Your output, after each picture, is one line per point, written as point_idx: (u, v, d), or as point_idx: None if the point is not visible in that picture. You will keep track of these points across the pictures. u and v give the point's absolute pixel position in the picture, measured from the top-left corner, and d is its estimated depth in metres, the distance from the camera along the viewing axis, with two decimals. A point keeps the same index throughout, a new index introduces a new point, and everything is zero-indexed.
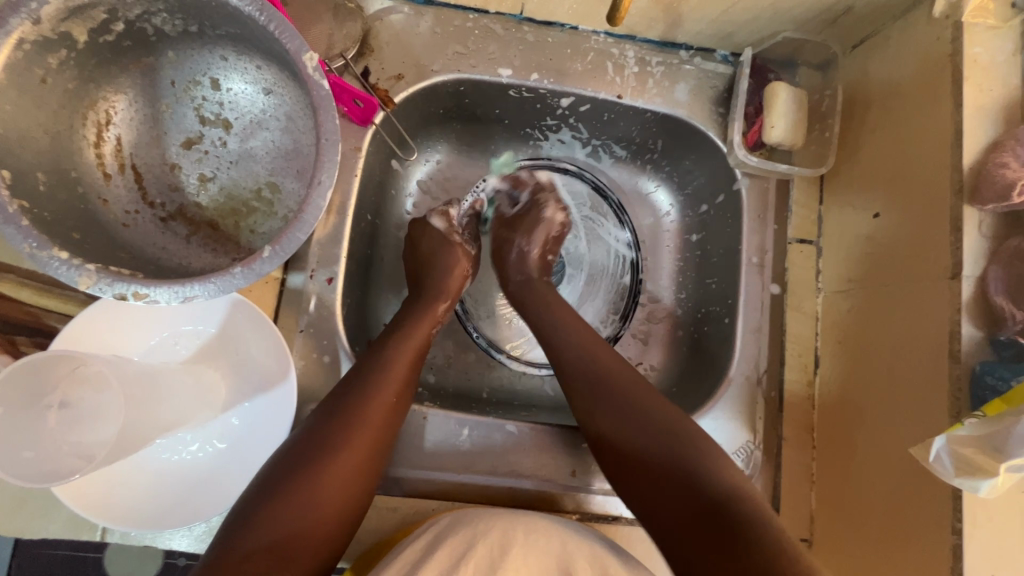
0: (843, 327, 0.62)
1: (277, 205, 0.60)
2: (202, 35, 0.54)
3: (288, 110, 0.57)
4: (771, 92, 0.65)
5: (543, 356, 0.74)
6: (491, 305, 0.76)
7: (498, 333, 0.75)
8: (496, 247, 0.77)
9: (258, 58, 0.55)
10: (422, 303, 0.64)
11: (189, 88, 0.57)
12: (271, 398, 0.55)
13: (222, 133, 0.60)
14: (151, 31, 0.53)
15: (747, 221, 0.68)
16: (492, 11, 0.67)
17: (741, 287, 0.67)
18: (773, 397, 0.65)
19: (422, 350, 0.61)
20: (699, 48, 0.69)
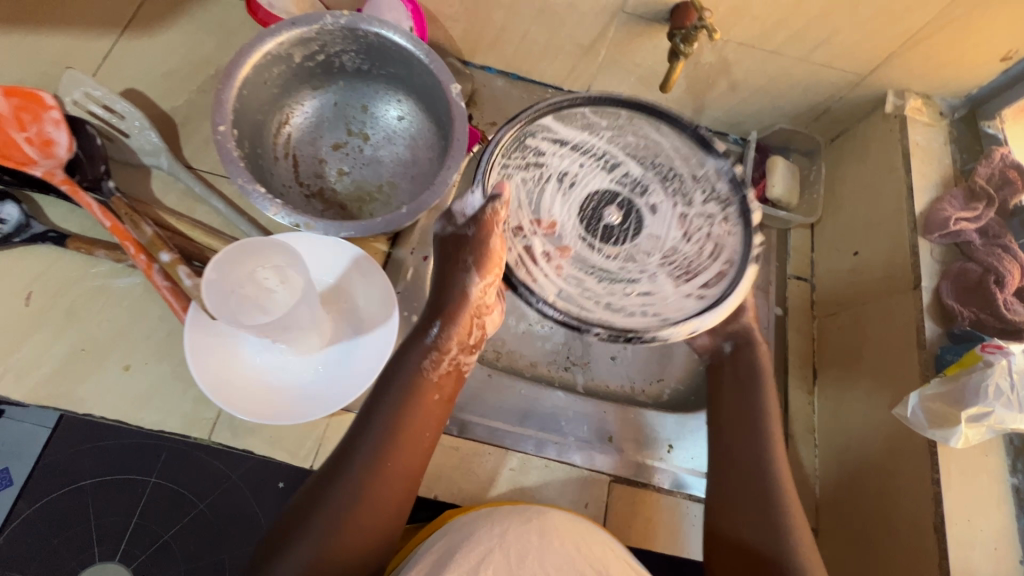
0: (834, 343, 0.76)
1: (393, 199, 0.77)
2: (369, 73, 0.75)
3: (417, 133, 0.78)
4: (772, 162, 0.86)
5: (694, 301, 0.64)
6: (597, 289, 0.64)
7: (619, 316, 0.63)
8: (547, 230, 0.66)
9: (406, 91, 0.76)
10: (424, 343, 0.63)
11: (345, 108, 0.78)
12: (370, 336, 0.67)
13: (361, 143, 0.78)
14: (337, 64, 0.74)
15: (754, 258, 0.85)
16: (565, 88, 0.90)
17: (751, 308, 0.82)
18: (779, 399, 0.77)
19: (443, 385, 0.63)
20: (717, 131, 0.92)
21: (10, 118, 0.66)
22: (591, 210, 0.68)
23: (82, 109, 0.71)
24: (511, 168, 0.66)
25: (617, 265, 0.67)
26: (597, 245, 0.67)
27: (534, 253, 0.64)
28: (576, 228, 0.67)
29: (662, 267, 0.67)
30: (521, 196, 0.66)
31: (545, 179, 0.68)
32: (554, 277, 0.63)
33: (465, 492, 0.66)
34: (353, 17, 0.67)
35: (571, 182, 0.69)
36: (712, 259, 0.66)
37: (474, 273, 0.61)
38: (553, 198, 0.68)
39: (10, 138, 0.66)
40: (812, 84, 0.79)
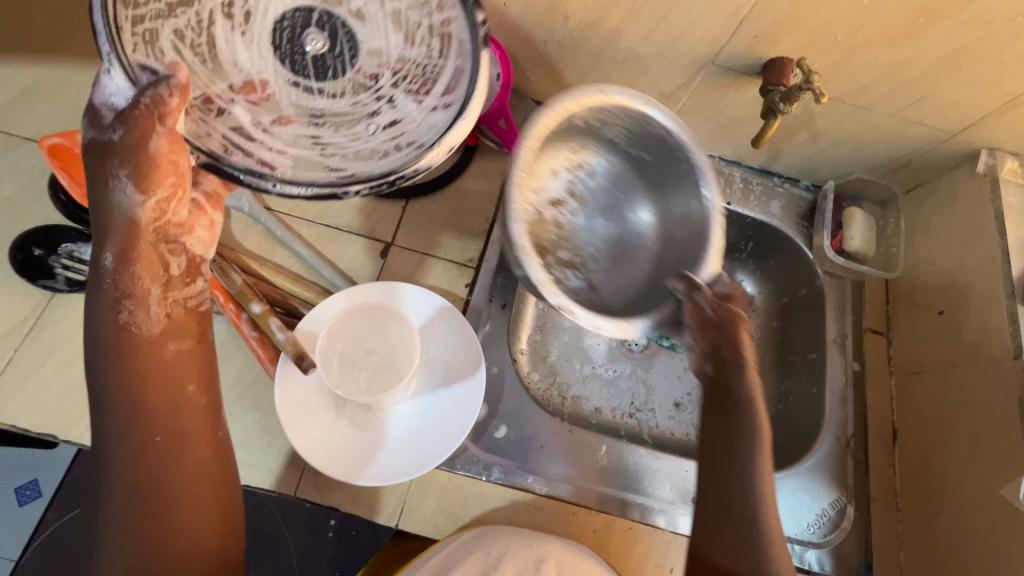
0: (918, 403, 0.76)
1: (590, 271, 0.67)
2: (621, 149, 0.64)
3: (607, 195, 0.67)
4: (849, 214, 0.85)
5: (442, 116, 0.53)
6: (335, 139, 0.54)
7: (377, 160, 0.53)
8: (256, 97, 0.54)
9: (658, 195, 0.64)
10: (108, 295, 0.49)
11: (578, 179, 0.65)
12: (456, 391, 0.65)
13: (575, 207, 0.67)
14: (602, 133, 0.62)
15: (829, 309, 0.83)
16: None
17: (827, 363, 0.80)
18: (860, 459, 0.75)
19: (164, 327, 0.51)
20: (788, 177, 0.91)
21: None
22: (286, 40, 0.55)
23: None
24: (150, 20, 0.49)
25: (346, 103, 0.55)
26: (316, 86, 0.55)
27: (248, 123, 0.52)
28: (281, 74, 0.54)
29: (394, 80, 0.55)
30: (250, 75, 0.54)
31: (208, 24, 0.52)
32: (285, 143, 0.53)
33: None
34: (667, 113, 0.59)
35: (245, 15, 0.54)
36: (455, 73, 0.53)
37: (129, 185, 0.47)
38: (236, 46, 0.53)
39: None
40: (898, 137, 0.77)
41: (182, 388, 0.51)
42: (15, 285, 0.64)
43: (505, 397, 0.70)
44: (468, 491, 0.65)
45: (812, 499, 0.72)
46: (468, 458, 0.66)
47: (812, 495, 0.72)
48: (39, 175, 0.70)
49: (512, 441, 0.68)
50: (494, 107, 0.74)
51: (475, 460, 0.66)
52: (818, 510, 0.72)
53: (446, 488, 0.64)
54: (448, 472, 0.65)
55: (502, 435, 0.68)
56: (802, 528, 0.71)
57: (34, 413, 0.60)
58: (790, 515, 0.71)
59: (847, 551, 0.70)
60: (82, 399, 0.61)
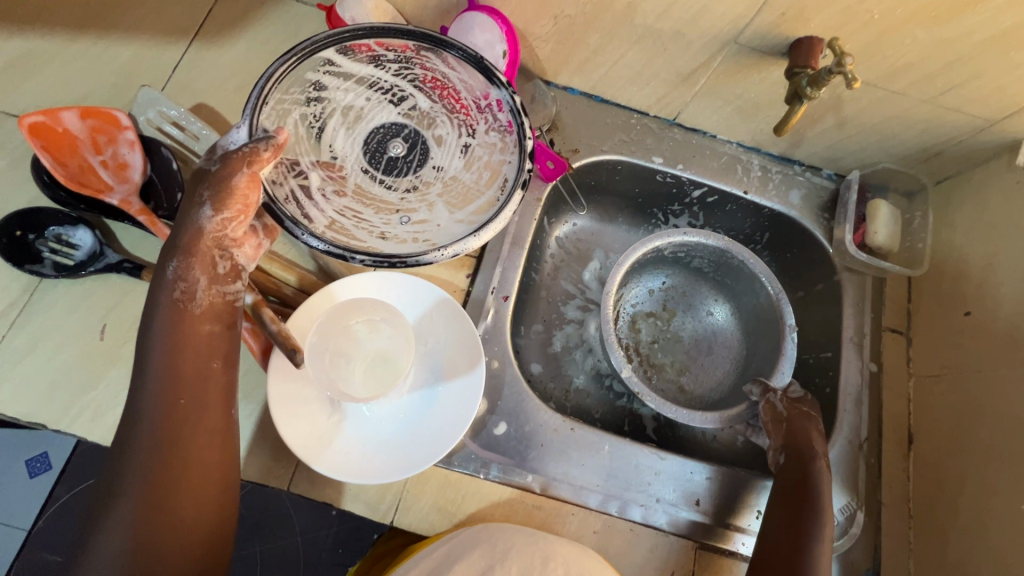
0: (937, 408, 0.72)
1: (690, 380, 0.86)
2: (705, 276, 0.90)
3: (697, 301, 0.91)
4: (874, 206, 0.80)
5: (462, 227, 0.61)
6: (371, 219, 0.61)
7: (392, 246, 0.60)
8: (332, 171, 0.63)
9: (732, 298, 0.89)
10: (166, 278, 0.52)
11: (668, 295, 0.91)
12: (454, 385, 0.62)
13: (666, 319, 0.90)
14: (689, 262, 0.89)
15: (847, 306, 0.80)
16: (652, 114, 0.84)
17: (843, 363, 0.77)
18: (872, 463, 0.72)
19: (207, 309, 0.52)
20: (810, 165, 0.86)
21: (87, 141, 0.63)
22: (374, 143, 0.66)
23: (155, 127, 0.68)
24: (289, 104, 0.62)
25: (397, 196, 0.64)
26: (381, 178, 0.65)
27: (313, 186, 0.61)
28: (359, 161, 0.64)
29: (443, 194, 0.64)
30: (339, 143, 0.65)
31: (329, 115, 0.64)
32: (331, 212, 0.60)
33: None
34: (729, 242, 0.83)
35: (356, 118, 0.66)
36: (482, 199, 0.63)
37: (207, 202, 0.52)
38: (337, 132, 0.65)
39: (87, 163, 0.63)
40: (931, 125, 0.72)
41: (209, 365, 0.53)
42: (2, 270, 0.62)
43: (505, 392, 0.68)
44: (465, 488, 0.63)
45: None
46: (466, 455, 0.64)
47: None
48: (25, 154, 0.67)
49: (512, 438, 0.66)
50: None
51: (472, 456, 0.64)
52: None
53: (442, 485, 0.62)
54: (444, 468, 0.63)
55: (502, 432, 0.66)
56: None
57: (22, 401, 0.59)
58: None
59: (854, 558, 0.68)
60: (70, 388, 0.60)
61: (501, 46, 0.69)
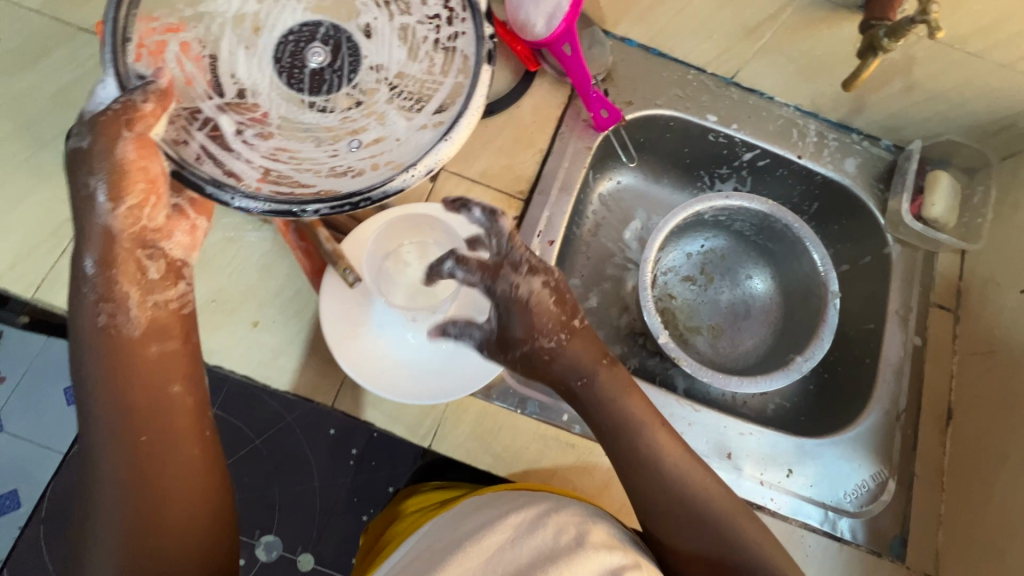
0: (983, 385, 0.71)
1: (720, 343, 0.86)
2: (748, 240, 0.88)
3: (738, 267, 0.89)
4: (933, 177, 0.78)
5: (427, 131, 0.50)
6: (311, 155, 0.50)
7: (348, 180, 0.49)
8: (251, 111, 0.51)
9: (773, 266, 0.87)
10: (85, 300, 0.48)
11: (707, 259, 0.89)
12: None
13: (705, 282, 0.88)
14: (730, 224, 0.87)
15: (895, 279, 0.78)
16: (709, 71, 0.82)
17: (886, 335, 0.76)
18: (908, 435, 0.72)
19: (145, 329, 0.50)
20: (868, 135, 0.84)
21: None
22: (288, 56, 0.53)
23: None
24: (156, 30, 0.50)
25: (335, 119, 0.52)
26: (311, 100, 0.53)
27: (228, 131, 0.50)
28: (276, 86, 0.52)
29: (389, 98, 0.53)
30: (238, 70, 0.52)
31: (198, 44, 0.52)
32: (261, 160, 0.49)
33: (580, 491, 0.64)
34: (774, 207, 0.81)
35: (253, 28, 0.53)
36: (434, 100, 0.51)
37: (101, 196, 0.47)
38: (237, 54, 0.52)
39: None
40: (1005, 94, 0.70)
41: (166, 388, 0.51)
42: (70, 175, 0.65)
43: None
44: (502, 421, 0.64)
45: (852, 469, 0.70)
46: (504, 390, 0.65)
47: (852, 465, 0.70)
48: (94, 68, 0.69)
49: None
50: (560, 29, 0.69)
51: (511, 392, 0.65)
52: (858, 480, 0.70)
53: (481, 416, 0.64)
54: (483, 400, 0.64)
55: None
56: (838, 495, 0.69)
57: None
58: (827, 482, 0.69)
59: (883, 525, 0.68)
60: None
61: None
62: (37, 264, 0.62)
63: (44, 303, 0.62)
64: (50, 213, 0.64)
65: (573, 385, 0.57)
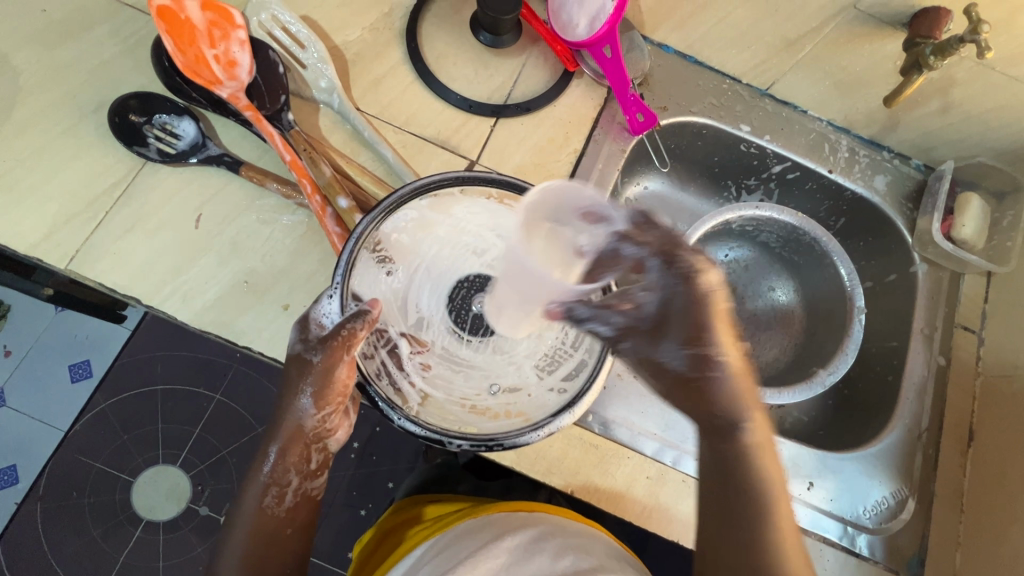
0: (1006, 408, 0.71)
1: (740, 354, 0.85)
2: (774, 252, 0.88)
3: (763, 278, 0.89)
4: (965, 198, 0.78)
5: (552, 395, 0.59)
6: (463, 390, 0.60)
7: (486, 421, 0.59)
8: (417, 341, 0.61)
9: (797, 278, 0.87)
10: (259, 481, 0.56)
11: (731, 269, 0.89)
12: None
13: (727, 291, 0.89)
14: (756, 234, 0.87)
15: (921, 298, 0.78)
16: (744, 81, 0.83)
17: (910, 353, 0.75)
18: (929, 455, 0.72)
19: (291, 513, 0.57)
20: (900, 153, 0.84)
21: (203, 32, 0.65)
22: (458, 301, 0.63)
23: (266, 31, 0.70)
24: (371, 267, 0.59)
25: (483, 361, 0.62)
26: (467, 339, 0.63)
27: (404, 354, 0.60)
28: (446, 323, 0.63)
29: (528, 354, 0.62)
30: (413, 296, 0.62)
31: (410, 278, 0.62)
32: (421, 382, 0.59)
33: (600, 493, 0.64)
34: (803, 220, 0.81)
35: (434, 277, 0.64)
36: (559, 360, 0.61)
37: (310, 403, 0.55)
38: (422, 294, 0.63)
39: (202, 54, 0.65)
40: None
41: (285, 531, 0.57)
42: (109, 149, 0.65)
43: None
44: None
45: (873, 485, 0.69)
46: None
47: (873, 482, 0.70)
48: (138, 44, 0.69)
49: None
50: (602, 32, 0.69)
51: None
52: (878, 497, 0.69)
53: None
54: None
55: None
56: (857, 511, 0.68)
57: (120, 274, 0.62)
58: (846, 497, 0.69)
59: (900, 543, 0.68)
60: (164, 269, 0.62)
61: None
62: (72, 236, 0.62)
63: (77, 274, 0.62)
64: (87, 186, 0.64)
65: (727, 425, 0.48)
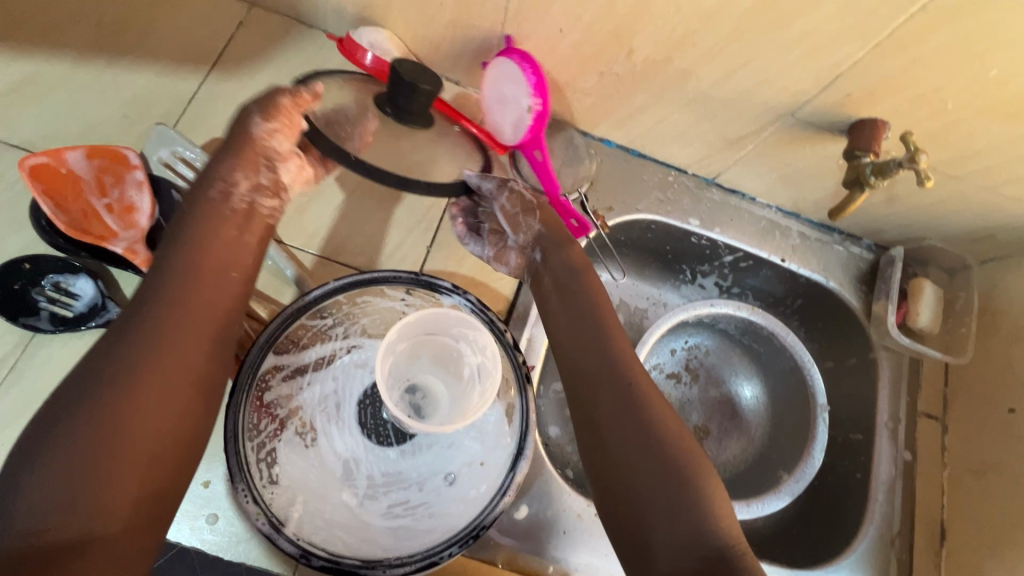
0: (973, 505, 0.69)
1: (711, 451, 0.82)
2: (734, 339, 0.86)
3: (730, 365, 0.86)
4: (917, 285, 0.78)
5: (505, 455, 0.55)
6: (424, 500, 0.53)
7: (460, 510, 0.53)
8: (346, 480, 0.52)
9: (759, 365, 0.85)
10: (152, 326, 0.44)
11: (693, 357, 0.86)
12: (478, 441, 0.56)
13: (695, 383, 0.85)
14: (714, 322, 0.84)
15: (883, 388, 0.77)
16: (690, 172, 0.80)
17: (876, 449, 0.74)
18: (903, 560, 0.69)
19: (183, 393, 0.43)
20: (850, 235, 0.82)
21: (93, 183, 0.60)
22: (370, 418, 0.55)
23: (168, 168, 0.63)
24: (266, 437, 0.50)
25: (427, 460, 0.55)
26: (399, 448, 0.55)
27: (353, 507, 0.51)
28: (368, 448, 0.54)
29: (463, 431, 0.56)
30: (326, 435, 0.53)
31: (308, 419, 0.53)
32: (382, 521, 0.51)
33: None
34: None
35: (335, 405, 0.55)
36: (502, 442, 0.56)
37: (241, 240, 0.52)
38: (330, 431, 0.54)
39: (91, 208, 0.59)
40: (985, 211, 0.69)
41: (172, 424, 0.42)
42: None
43: (529, 472, 0.64)
44: None
45: None
46: (483, 544, 0.60)
47: None
48: (23, 192, 0.62)
49: (532, 524, 0.62)
50: (526, 137, 0.58)
51: (491, 545, 0.60)
52: None
53: None
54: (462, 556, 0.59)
55: (523, 516, 0.62)
56: None
57: None
58: None
59: None
60: None
61: (527, 100, 0.57)
62: None
63: None
64: None
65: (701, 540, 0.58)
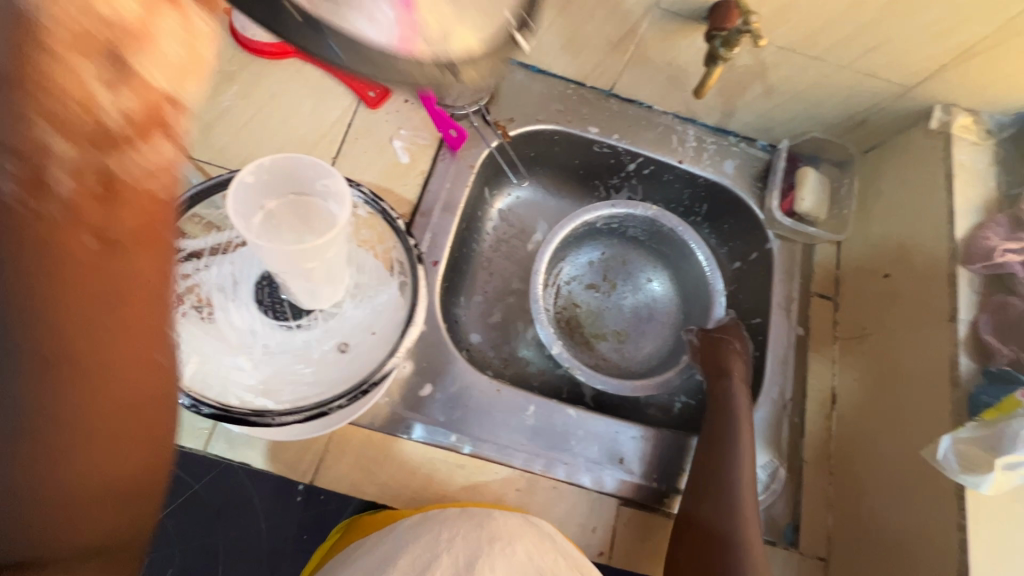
0: (858, 367, 0.74)
1: (624, 348, 0.87)
2: (646, 244, 0.90)
3: (643, 271, 0.91)
4: (802, 173, 0.83)
5: (396, 323, 0.59)
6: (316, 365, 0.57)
7: (349, 372, 0.57)
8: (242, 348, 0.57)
9: (670, 268, 0.90)
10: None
11: (609, 264, 0.90)
12: (371, 313, 0.60)
13: (610, 288, 0.90)
14: (624, 228, 0.89)
15: (777, 273, 0.82)
16: (588, 84, 0.85)
17: (770, 327, 0.79)
18: (795, 422, 0.74)
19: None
20: (745, 137, 0.87)
21: None
22: (267, 296, 0.59)
23: None
24: None
25: (321, 332, 0.59)
26: (295, 323, 0.59)
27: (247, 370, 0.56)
28: (265, 322, 0.58)
29: (357, 306, 0.61)
30: (223, 311, 0.58)
31: (205, 296, 0.58)
32: (274, 382, 0.56)
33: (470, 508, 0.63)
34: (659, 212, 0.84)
35: (233, 285, 0.59)
36: (394, 313, 0.60)
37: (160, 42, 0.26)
38: (227, 308, 0.58)
39: None
40: (851, 93, 0.74)
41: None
42: None
43: (433, 355, 0.68)
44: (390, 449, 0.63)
45: None
46: (388, 416, 0.65)
47: None
48: None
49: (436, 399, 0.67)
50: None
51: (395, 417, 0.65)
52: None
53: (365, 444, 0.63)
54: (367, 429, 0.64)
55: (427, 393, 0.67)
56: None
57: None
58: None
59: (775, 513, 0.70)
60: None
61: None
62: None
63: None
64: None
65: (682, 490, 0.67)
